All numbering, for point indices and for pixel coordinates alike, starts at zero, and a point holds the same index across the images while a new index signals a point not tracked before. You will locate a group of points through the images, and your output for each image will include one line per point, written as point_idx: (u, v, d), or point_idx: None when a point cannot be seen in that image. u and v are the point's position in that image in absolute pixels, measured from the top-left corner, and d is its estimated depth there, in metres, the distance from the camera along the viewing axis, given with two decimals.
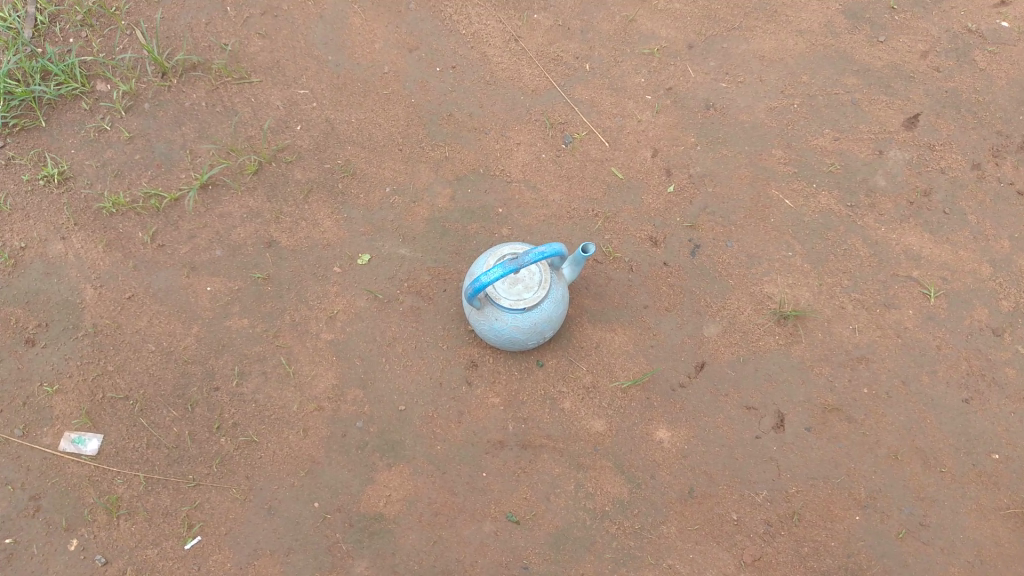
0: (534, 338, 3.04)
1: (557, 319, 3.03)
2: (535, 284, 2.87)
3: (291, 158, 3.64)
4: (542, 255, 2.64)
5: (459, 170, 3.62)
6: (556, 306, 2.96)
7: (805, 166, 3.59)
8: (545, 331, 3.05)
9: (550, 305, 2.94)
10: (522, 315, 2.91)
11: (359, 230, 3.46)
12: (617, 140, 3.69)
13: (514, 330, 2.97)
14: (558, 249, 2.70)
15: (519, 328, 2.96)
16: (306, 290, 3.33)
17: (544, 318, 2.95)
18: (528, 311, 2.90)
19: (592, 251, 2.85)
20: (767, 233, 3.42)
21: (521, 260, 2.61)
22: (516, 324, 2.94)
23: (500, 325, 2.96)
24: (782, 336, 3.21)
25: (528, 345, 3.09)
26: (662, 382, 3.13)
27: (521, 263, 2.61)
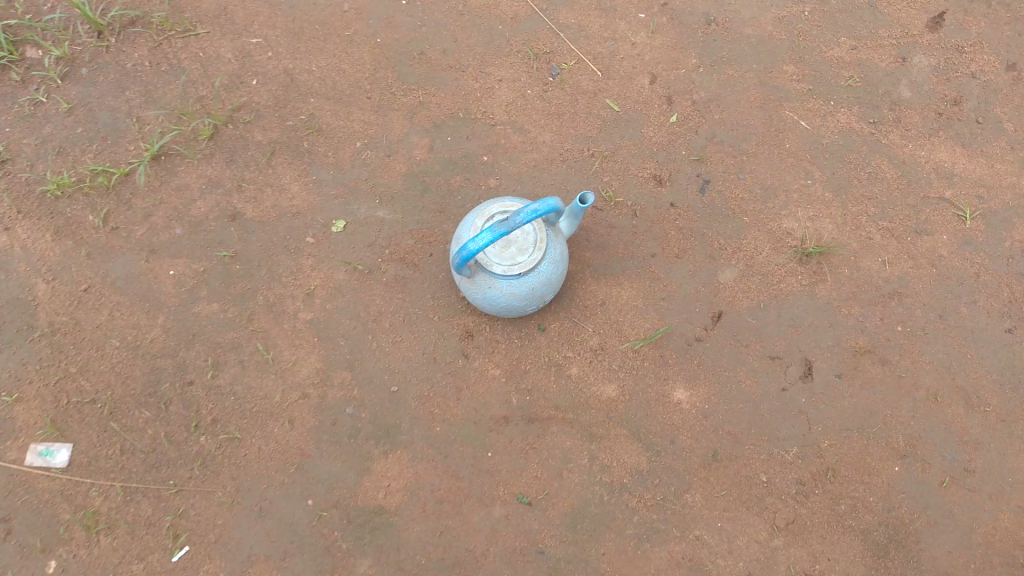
0: (532, 302, 2.75)
1: (555, 280, 2.73)
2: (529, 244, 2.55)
3: (248, 118, 3.30)
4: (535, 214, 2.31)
5: (436, 116, 3.26)
6: (554, 265, 2.65)
7: (821, 82, 3.23)
8: (544, 294, 2.75)
9: (547, 266, 2.62)
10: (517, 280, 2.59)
11: (330, 193, 3.14)
12: (610, 67, 3.32)
13: (510, 297, 2.67)
14: (552, 206, 2.38)
15: (516, 294, 2.66)
16: (278, 266, 3.03)
17: (541, 281, 2.64)
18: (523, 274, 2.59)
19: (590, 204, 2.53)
20: (783, 160, 3.09)
21: (513, 221, 2.29)
22: (512, 291, 2.65)
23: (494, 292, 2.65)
24: (805, 276, 2.91)
25: (527, 311, 2.81)
26: (677, 338, 2.84)
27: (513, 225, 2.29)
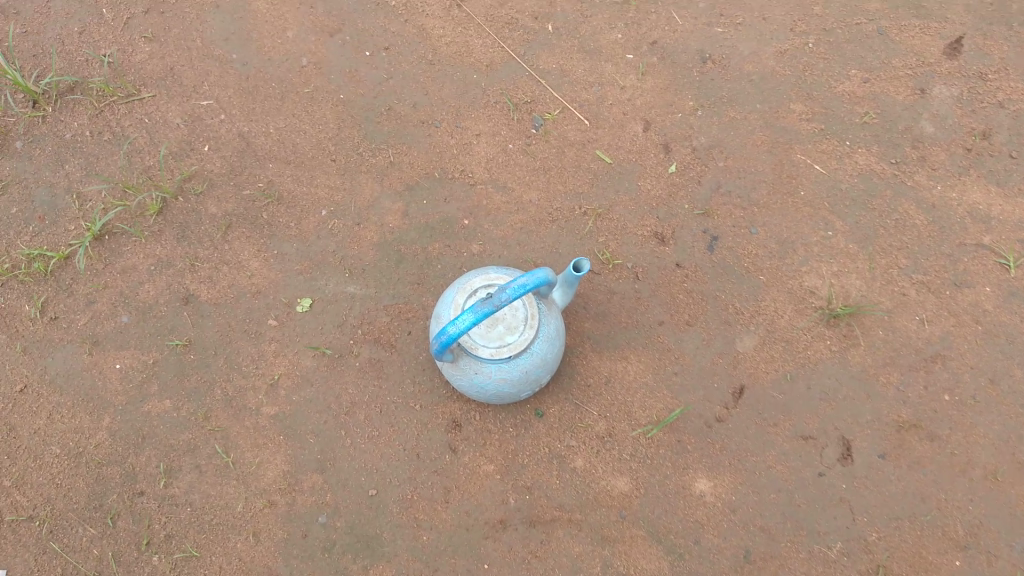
0: (527, 386, 2.38)
1: (552, 359, 2.37)
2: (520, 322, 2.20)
3: (201, 188, 2.98)
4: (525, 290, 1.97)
5: (409, 177, 2.94)
6: (550, 343, 2.29)
7: (833, 120, 2.93)
8: (540, 376, 2.38)
9: (541, 345, 2.27)
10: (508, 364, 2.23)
11: (294, 268, 2.81)
12: (599, 115, 3.00)
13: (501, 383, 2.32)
14: (544, 278, 2.04)
15: (507, 379, 2.30)
16: (238, 354, 2.68)
17: (536, 362, 2.28)
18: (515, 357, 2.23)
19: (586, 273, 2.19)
20: (799, 210, 2.77)
21: (500, 299, 1.94)
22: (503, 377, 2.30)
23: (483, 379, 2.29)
24: (834, 340, 2.57)
25: (522, 396, 2.45)
26: (695, 420, 2.49)
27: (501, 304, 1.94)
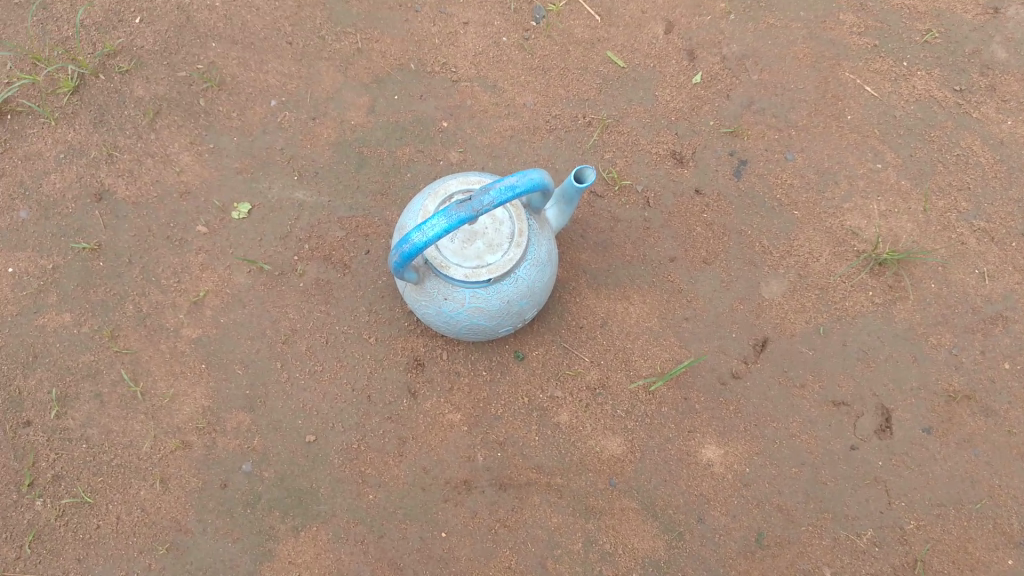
0: (509, 323, 1.91)
1: (541, 292, 1.89)
2: (505, 240, 1.71)
3: (127, 66, 2.47)
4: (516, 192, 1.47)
5: (380, 68, 2.46)
6: (540, 271, 1.82)
7: (890, 36, 2.49)
8: (525, 312, 1.91)
9: (530, 272, 1.79)
10: (485, 293, 1.75)
11: (234, 166, 2.33)
12: (611, 10, 2.54)
13: (476, 316, 1.84)
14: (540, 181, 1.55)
15: (484, 311, 1.82)
16: (157, 263, 2.20)
17: (521, 294, 1.81)
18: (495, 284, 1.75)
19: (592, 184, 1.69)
20: (844, 136, 2.33)
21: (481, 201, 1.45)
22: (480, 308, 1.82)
23: (452, 310, 1.81)
24: (877, 291, 2.14)
25: (500, 334, 1.97)
26: (707, 374, 2.05)
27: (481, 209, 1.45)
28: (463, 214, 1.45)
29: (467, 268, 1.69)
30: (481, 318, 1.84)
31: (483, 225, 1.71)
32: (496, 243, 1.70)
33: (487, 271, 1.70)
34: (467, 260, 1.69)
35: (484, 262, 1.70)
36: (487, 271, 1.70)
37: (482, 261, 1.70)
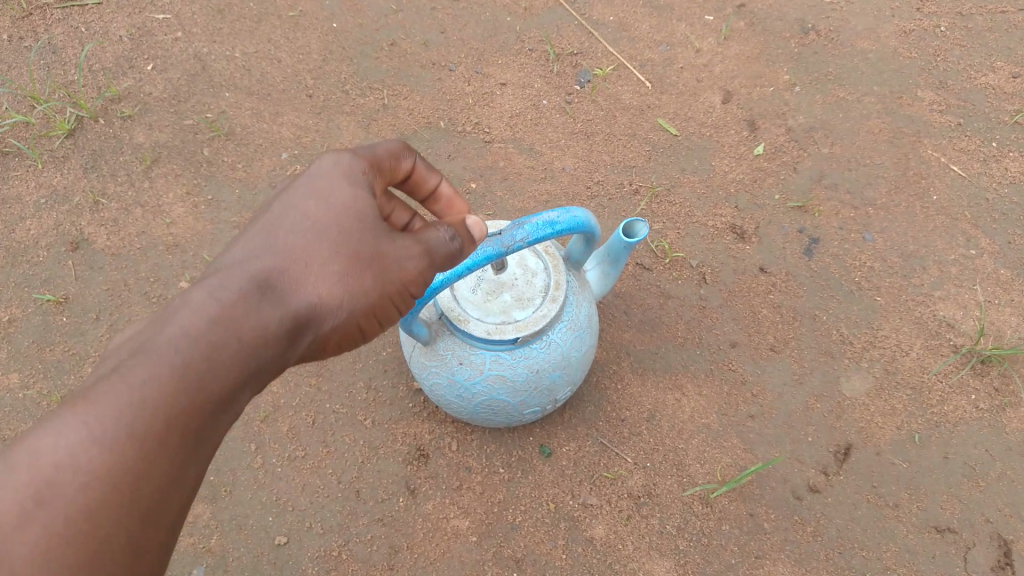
0: (537, 405, 1.54)
1: (579, 370, 1.53)
2: (537, 293, 1.40)
3: (131, 111, 2.25)
4: (555, 230, 1.25)
5: (406, 125, 2.21)
6: (579, 339, 1.47)
7: (976, 116, 2.22)
8: (558, 392, 1.54)
9: (566, 337, 1.44)
10: (510, 357, 1.41)
11: (231, 220, 2.05)
12: (663, 78, 2.32)
13: (500, 394, 1.47)
14: (584, 222, 1.31)
15: (510, 385, 1.45)
16: (128, 321, 1.89)
17: (554, 365, 1.45)
18: (522, 348, 1.40)
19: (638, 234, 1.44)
20: (930, 218, 2.02)
21: (513, 236, 1.22)
22: (506, 383, 1.45)
23: (468, 382, 1.45)
24: (982, 395, 1.77)
25: (527, 419, 1.59)
26: (778, 485, 1.66)
27: (513, 245, 1.22)
28: (490, 250, 1.22)
29: (489, 323, 1.36)
30: (503, 394, 1.47)
31: (512, 276, 1.41)
32: (527, 296, 1.39)
33: (513, 328, 1.36)
34: (490, 314, 1.37)
35: (510, 317, 1.38)
36: (514, 328, 1.37)
37: (508, 316, 1.37)
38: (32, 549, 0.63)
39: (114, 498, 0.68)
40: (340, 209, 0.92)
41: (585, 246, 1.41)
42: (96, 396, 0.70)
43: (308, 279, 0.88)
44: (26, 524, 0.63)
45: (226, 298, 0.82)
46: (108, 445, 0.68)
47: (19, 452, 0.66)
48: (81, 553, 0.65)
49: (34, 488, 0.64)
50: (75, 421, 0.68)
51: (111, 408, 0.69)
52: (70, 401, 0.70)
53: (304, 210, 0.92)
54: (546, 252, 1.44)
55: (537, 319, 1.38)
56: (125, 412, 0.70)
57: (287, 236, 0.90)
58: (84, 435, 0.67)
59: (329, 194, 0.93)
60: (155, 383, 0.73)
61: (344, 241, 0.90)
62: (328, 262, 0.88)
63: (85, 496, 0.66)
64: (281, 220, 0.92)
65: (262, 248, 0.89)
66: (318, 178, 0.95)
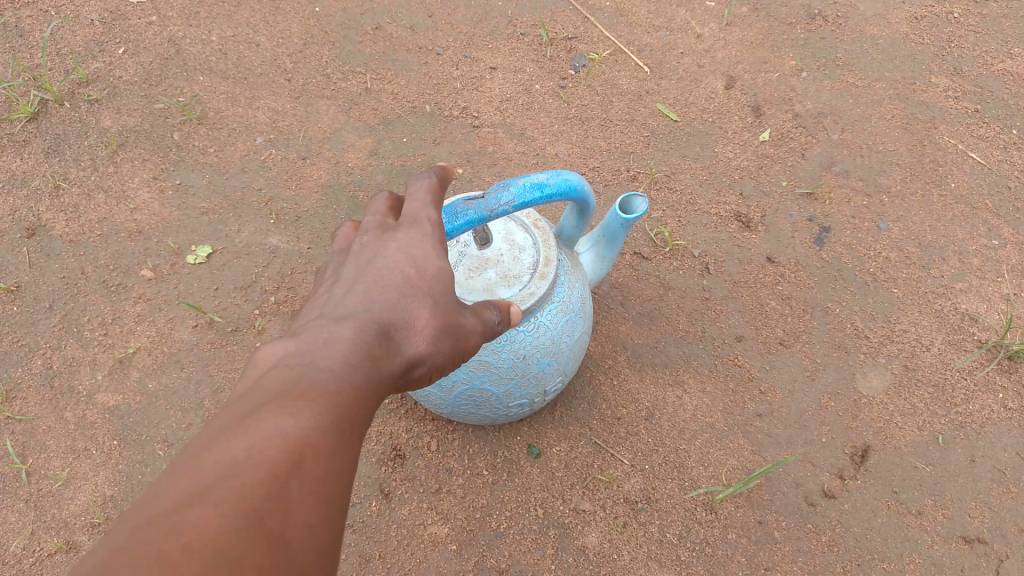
0: (522, 396, 1.34)
1: (570, 359, 1.34)
2: (525, 270, 1.20)
3: (98, 95, 2.11)
4: (545, 194, 1.02)
5: (390, 110, 2.09)
6: (570, 323, 1.27)
7: (993, 102, 2.10)
8: (547, 383, 1.35)
9: (557, 320, 1.25)
10: (493, 341, 1.20)
11: (200, 206, 1.91)
12: (662, 63, 2.20)
13: (484, 382, 1.27)
14: (578, 188, 1.09)
15: (495, 373, 1.25)
16: (84, 311, 1.74)
17: (543, 352, 1.25)
18: (507, 330, 1.20)
19: (636, 213, 1.24)
20: (948, 207, 1.89)
21: (496, 199, 1.00)
22: (490, 371, 1.25)
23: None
24: (1010, 393, 1.62)
25: (512, 411, 1.40)
26: (789, 490, 1.50)
27: (497, 209, 1.00)
28: (472, 214, 1.00)
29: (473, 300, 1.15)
30: (485, 383, 1.27)
31: (496, 252, 1.21)
32: (513, 273, 1.19)
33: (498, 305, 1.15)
34: (472, 290, 1.15)
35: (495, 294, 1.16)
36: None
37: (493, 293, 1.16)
38: (304, 500, 0.54)
39: (343, 481, 0.59)
40: (442, 266, 0.80)
41: (579, 217, 1.21)
42: (305, 397, 0.61)
43: (421, 334, 0.76)
44: (289, 475, 0.54)
45: (356, 344, 0.70)
46: (331, 438, 0.59)
47: (254, 426, 0.56)
48: (328, 511, 0.56)
49: (285, 454, 0.55)
50: (294, 415, 0.58)
51: (323, 413, 0.61)
52: (272, 396, 0.60)
53: (407, 259, 0.79)
54: (534, 227, 1.25)
55: (523, 297, 1.18)
56: (327, 418, 0.61)
57: (394, 285, 0.77)
58: (310, 426, 0.59)
59: (432, 246, 0.81)
60: (338, 412, 0.62)
61: (447, 299, 0.79)
62: (434, 321, 0.77)
63: (324, 478, 0.57)
64: (377, 270, 0.78)
65: (371, 294, 0.76)
66: (414, 226, 0.82)
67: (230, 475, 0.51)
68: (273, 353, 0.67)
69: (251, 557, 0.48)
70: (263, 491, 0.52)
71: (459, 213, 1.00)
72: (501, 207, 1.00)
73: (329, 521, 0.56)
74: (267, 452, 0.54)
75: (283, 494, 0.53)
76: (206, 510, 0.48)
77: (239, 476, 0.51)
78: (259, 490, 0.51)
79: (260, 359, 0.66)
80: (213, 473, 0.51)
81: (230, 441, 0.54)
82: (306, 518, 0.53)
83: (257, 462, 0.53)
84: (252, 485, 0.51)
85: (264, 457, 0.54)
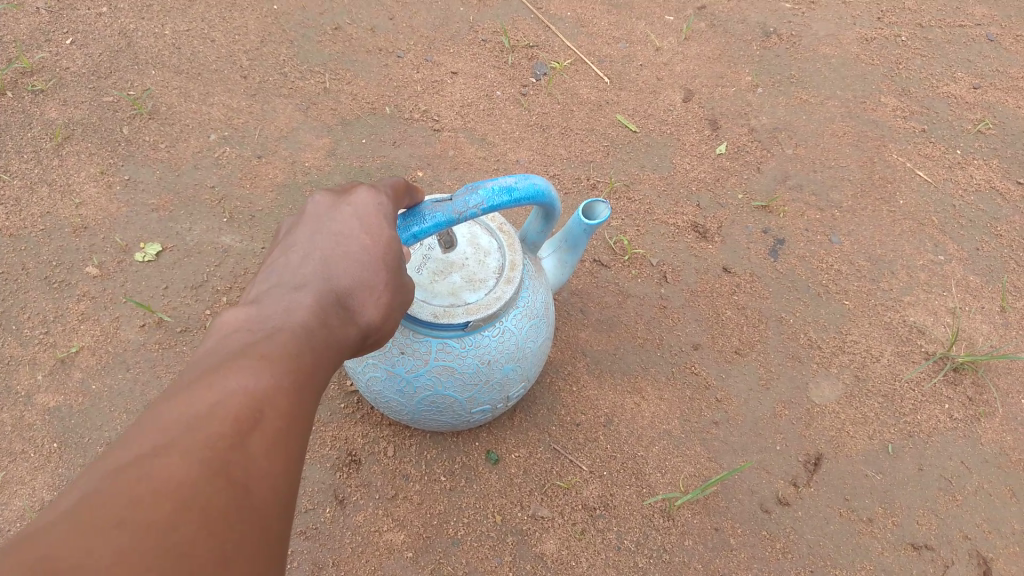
0: (485, 402, 1.32)
1: (533, 364, 1.33)
2: (490, 274, 1.18)
3: (43, 85, 2.03)
4: (514, 198, 1.01)
5: (349, 111, 2.06)
6: (534, 328, 1.27)
7: (939, 123, 2.17)
8: (509, 389, 1.34)
9: (521, 325, 1.24)
10: (457, 346, 1.18)
11: (149, 203, 1.86)
12: (622, 74, 2.21)
13: (449, 388, 1.25)
14: (545, 193, 1.08)
15: (460, 378, 1.23)
16: (23, 308, 1.67)
17: (508, 357, 1.24)
18: (472, 334, 1.18)
19: (599, 215, 1.22)
20: (897, 223, 1.95)
21: (467, 201, 0.98)
22: (456, 376, 1.23)
23: (409, 374, 1.22)
24: (955, 403, 1.66)
25: (474, 416, 1.38)
26: (744, 497, 1.51)
27: (467, 212, 0.98)
28: (440, 216, 0.97)
29: (436, 304, 1.14)
30: (448, 389, 1.25)
31: (461, 255, 1.20)
32: (479, 276, 1.17)
33: (464, 311, 1.14)
34: (436, 295, 1.15)
35: (460, 299, 1.15)
36: (464, 311, 1.15)
37: (458, 298, 1.15)
38: (263, 453, 0.59)
39: (302, 436, 0.64)
40: (393, 237, 0.83)
41: (544, 221, 1.21)
42: (265, 359, 0.65)
43: (376, 301, 0.79)
44: (250, 431, 0.59)
45: (314, 314, 0.74)
46: (289, 397, 0.65)
47: (218, 385, 0.61)
48: (287, 465, 0.62)
49: (247, 411, 0.60)
50: (254, 375, 0.63)
51: (283, 373, 0.66)
52: (232, 356, 0.64)
53: (360, 230, 0.82)
54: (499, 231, 1.24)
55: (490, 301, 1.17)
56: (287, 379, 0.66)
57: (350, 255, 0.80)
58: (270, 384, 0.64)
59: (385, 218, 0.84)
60: (297, 375, 0.67)
61: (399, 270, 0.82)
62: (388, 289, 0.80)
63: (283, 432, 0.62)
64: (332, 240, 0.81)
65: (327, 262, 0.79)
66: (370, 200, 0.84)
67: (195, 427, 0.56)
68: (232, 320, 0.70)
69: (218, 501, 0.54)
70: (227, 441, 0.57)
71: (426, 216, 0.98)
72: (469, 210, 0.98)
73: (288, 474, 0.61)
74: (230, 408, 0.59)
75: (244, 448, 0.58)
76: (172, 460, 0.53)
77: (205, 428, 0.57)
78: (223, 443, 0.57)
79: (220, 325, 0.70)
80: (181, 426, 0.56)
81: (194, 397, 0.59)
82: (267, 469, 0.59)
83: (220, 417, 0.58)
84: (216, 438, 0.57)
85: (226, 414, 0.59)
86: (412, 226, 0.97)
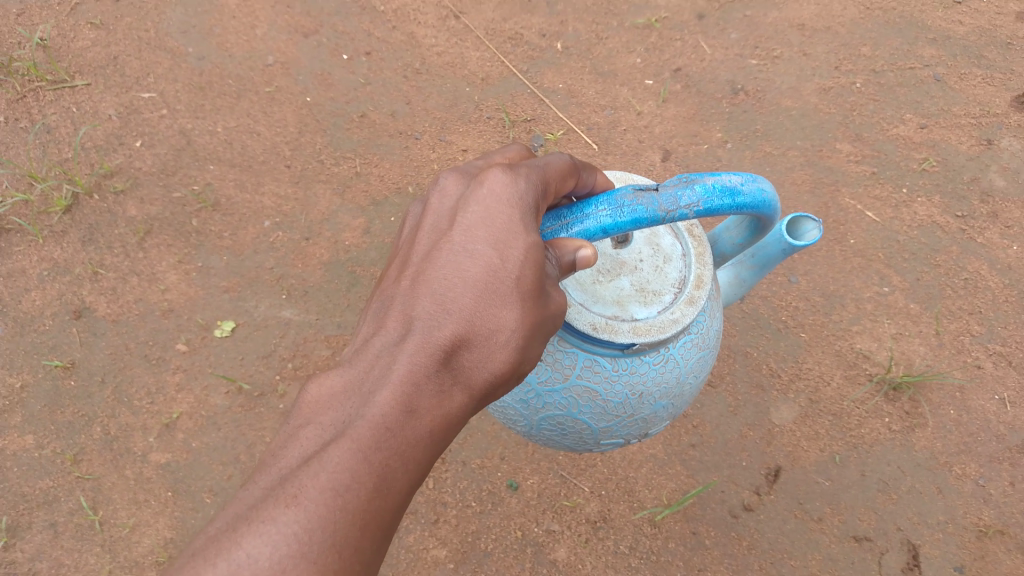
0: (619, 435, 1.36)
1: (680, 401, 1.38)
2: (667, 290, 1.25)
3: (122, 186, 2.43)
4: (736, 201, 1.07)
5: (378, 191, 2.45)
6: (695, 363, 1.32)
7: (888, 165, 2.49)
8: (650, 424, 1.38)
9: (681, 358, 1.29)
10: (610, 369, 1.25)
11: (220, 285, 2.25)
12: (608, 139, 2.57)
13: (590, 414, 1.29)
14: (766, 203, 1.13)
15: (607, 404, 1.28)
16: (130, 382, 2.08)
17: (659, 391, 1.29)
18: (629, 358, 1.24)
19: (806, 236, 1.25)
20: (848, 260, 2.29)
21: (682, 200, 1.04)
22: (602, 403, 1.28)
23: (544, 387, 1.28)
24: (894, 417, 2.01)
25: (605, 447, 1.40)
26: (716, 506, 1.88)
27: (673, 212, 1.04)
28: (640, 212, 1.04)
29: (598, 314, 1.20)
30: (584, 414, 1.30)
31: (637, 258, 1.27)
32: (650, 288, 1.25)
33: (628, 329, 1.20)
34: (599, 302, 1.21)
35: (627, 312, 1.21)
36: (628, 327, 1.20)
37: (624, 310, 1.21)
38: None
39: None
40: (522, 257, 0.90)
41: (747, 232, 1.28)
42: (295, 504, 0.76)
43: (489, 346, 0.89)
44: None
45: (407, 383, 0.86)
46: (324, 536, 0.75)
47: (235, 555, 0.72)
48: None
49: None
50: (278, 531, 0.73)
51: (319, 510, 0.76)
52: (267, 506, 0.76)
53: (471, 266, 0.91)
54: (688, 235, 1.31)
55: (663, 323, 1.22)
56: (320, 533, 0.74)
57: (459, 304, 0.90)
58: (302, 533, 0.74)
59: (505, 242, 0.92)
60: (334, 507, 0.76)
61: (525, 296, 0.90)
62: (516, 322, 0.89)
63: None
64: (445, 274, 0.92)
65: (433, 312, 0.90)
66: (480, 227, 0.93)
67: None
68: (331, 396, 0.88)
69: None
70: None
71: (624, 209, 1.04)
72: (680, 207, 1.04)
73: None
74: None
75: None
76: None
77: None
78: None
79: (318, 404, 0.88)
80: None
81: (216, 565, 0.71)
82: None
83: None
84: None
85: None
86: (607, 217, 1.04)
